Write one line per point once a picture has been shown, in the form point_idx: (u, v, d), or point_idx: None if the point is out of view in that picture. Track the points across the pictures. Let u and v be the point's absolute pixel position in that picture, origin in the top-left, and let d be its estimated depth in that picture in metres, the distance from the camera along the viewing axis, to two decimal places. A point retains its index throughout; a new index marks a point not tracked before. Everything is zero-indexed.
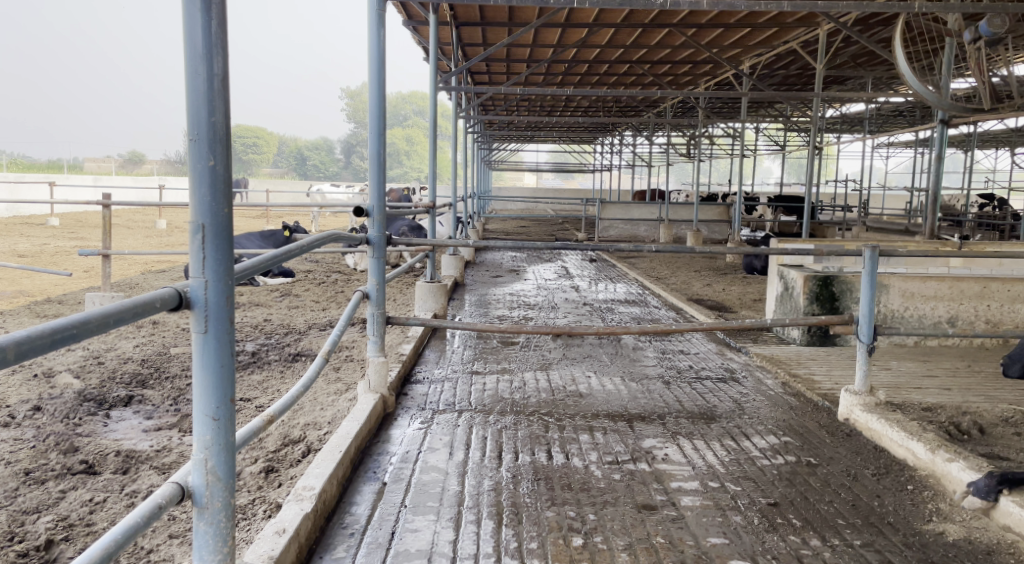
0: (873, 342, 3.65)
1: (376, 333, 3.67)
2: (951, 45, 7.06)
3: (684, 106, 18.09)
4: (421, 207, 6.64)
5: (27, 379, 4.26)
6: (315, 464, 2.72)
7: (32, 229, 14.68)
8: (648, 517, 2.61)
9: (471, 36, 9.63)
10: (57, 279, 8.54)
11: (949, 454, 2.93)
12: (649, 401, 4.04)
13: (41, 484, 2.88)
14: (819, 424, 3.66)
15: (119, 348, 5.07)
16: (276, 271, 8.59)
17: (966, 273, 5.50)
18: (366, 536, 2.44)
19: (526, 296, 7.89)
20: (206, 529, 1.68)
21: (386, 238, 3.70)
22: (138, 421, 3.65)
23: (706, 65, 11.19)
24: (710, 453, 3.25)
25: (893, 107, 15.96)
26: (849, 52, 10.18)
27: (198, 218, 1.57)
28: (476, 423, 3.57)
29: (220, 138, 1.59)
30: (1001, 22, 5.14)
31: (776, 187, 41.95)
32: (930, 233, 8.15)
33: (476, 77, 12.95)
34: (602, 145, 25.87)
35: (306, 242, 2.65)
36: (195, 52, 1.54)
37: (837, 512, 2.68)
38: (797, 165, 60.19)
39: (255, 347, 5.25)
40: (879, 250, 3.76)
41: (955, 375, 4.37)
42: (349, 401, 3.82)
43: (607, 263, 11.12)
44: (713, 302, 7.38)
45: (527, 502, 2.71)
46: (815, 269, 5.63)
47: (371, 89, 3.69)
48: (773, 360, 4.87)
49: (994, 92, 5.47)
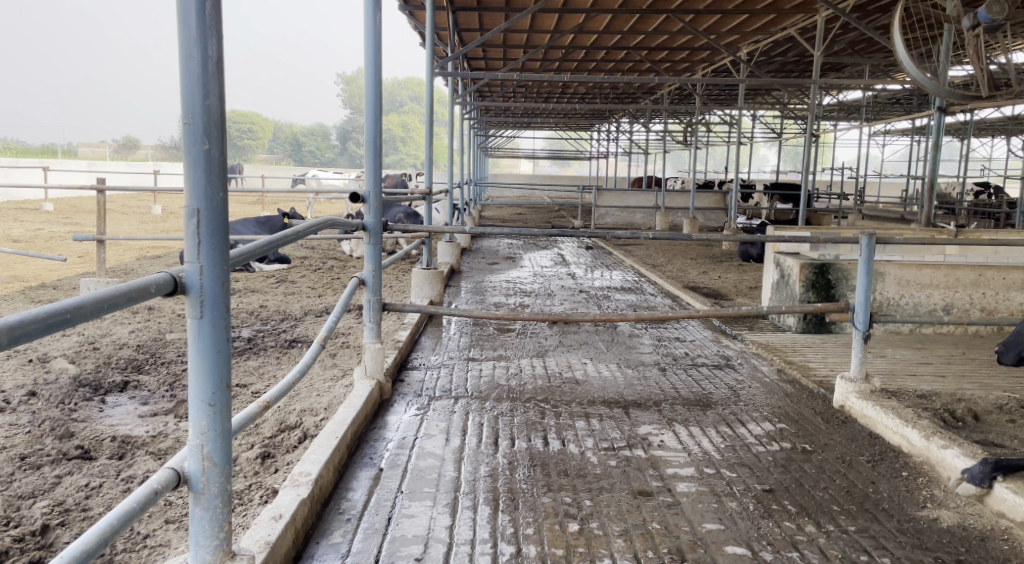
0: (868, 329, 3.65)
1: (373, 320, 3.67)
2: (949, 31, 7.04)
3: (681, 93, 18.04)
4: (417, 194, 6.61)
5: (22, 364, 4.25)
6: (311, 450, 2.71)
7: (27, 214, 14.60)
8: (644, 503, 2.62)
9: (468, 20, 9.57)
10: (52, 265, 8.51)
11: (943, 441, 2.94)
12: (645, 388, 4.04)
13: (36, 469, 2.87)
14: (814, 411, 3.67)
15: (115, 334, 5.05)
16: (272, 257, 8.56)
17: (962, 261, 5.51)
18: (363, 521, 2.44)
19: (523, 283, 7.89)
20: (202, 514, 1.68)
21: (382, 224, 3.68)
22: (134, 407, 3.64)
23: (704, 52, 11.14)
24: (705, 439, 3.26)
25: (891, 95, 15.93)
26: (848, 39, 10.15)
27: (193, 203, 1.56)
28: (472, 409, 3.58)
29: (215, 122, 1.57)
30: (1000, 9, 5.12)
31: (773, 175, 41.97)
32: (926, 221, 8.15)
33: (473, 63, 12.87)
34: (599, 133, 25.80)
35: (302, 229, 2.64)
36: (188, 33, 1.52)
37: (832, 499, 2.69)
38: (795, 153, 60.16)
39: (251, 333, 5.24)
40: (875, 237, 3.76)
41: (950, 362, 4.38)
42: (345, 387, 3.82)
43: (603, 250, 11.11)
44: (709, 290, 7.39)
45: (524, 488, 2.71)
46: (811, 256, 5.63)
47: (367, 74, 3.66)
48: (769, 347, 4.87)
49: (992, 80, 5.47)
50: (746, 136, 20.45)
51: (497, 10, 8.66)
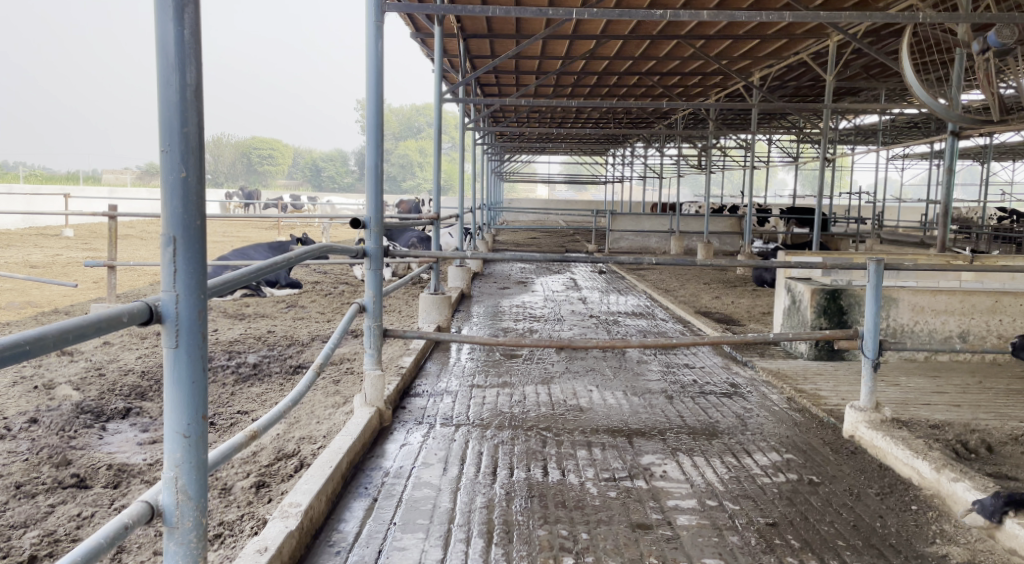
0: (879, 357, 3.57)
1: (373, 346, 3.62)
2: (961, 56, 6.95)
3: (695, 118, 18.07)
4: (427, 219, 6.60)
5: (27, 390, 4.26)
6: (304, 480, 2.67)
7: (48, 240, 14.76)
8: (643, 537, 2.55)
9: (479, 47, 9.63)
10: (66, 291, 8.58)
11: (954, 474, 2.85)
12: (650, 416, 3.97)
13: (31, 498, 2.86)
14: (823, 441, 3.58)
15: (122, 360, 5.06)
16: (284, 282, 8.59)
17: (977, 286, 5.41)
18: (352, 554, 2.39)
19: (533, 308, 7.85)
20: (176, 549, 1.61)
21: (383, 250, 3.64)
22: (134, 434, 3.63)
23: (716, 77, 11.13)
24: (710, 470, 3.18)
25: (908, 118, 15.82)
26: (861, 64, 10.07)
27: (169, 230, 1.53)
28: (473, 437, 3.53)
29: (193, 149, 1.55)
30: (1010, 33, 5.05)
31: (790, 199, 41.83)
32: (943, 245, 8.01)
33: (486, 89, 12.94)
34: (614, 158, 25.87)
35: (295, 255, 2.62)
36: (167, 62, 1.51)
37: (837, 533, 2.61)
38: (813, 178, 60.04)
39: (257, 359, 5.23)
40: (883, 262, 3.67)
41: (965, 391, 4.27)
42: (346, 414, 3.78)
43: (616, 275, 11.05)
44: (721, 315, 7.32)
45: (519, 520, 2.65)
46: (823, 281, 5.55)
47: (369, 101, 3.66)
48: (779, 375, 4.78)
49: (1003, 104, 5.37)
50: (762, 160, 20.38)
51: (509, 36, 8.69)
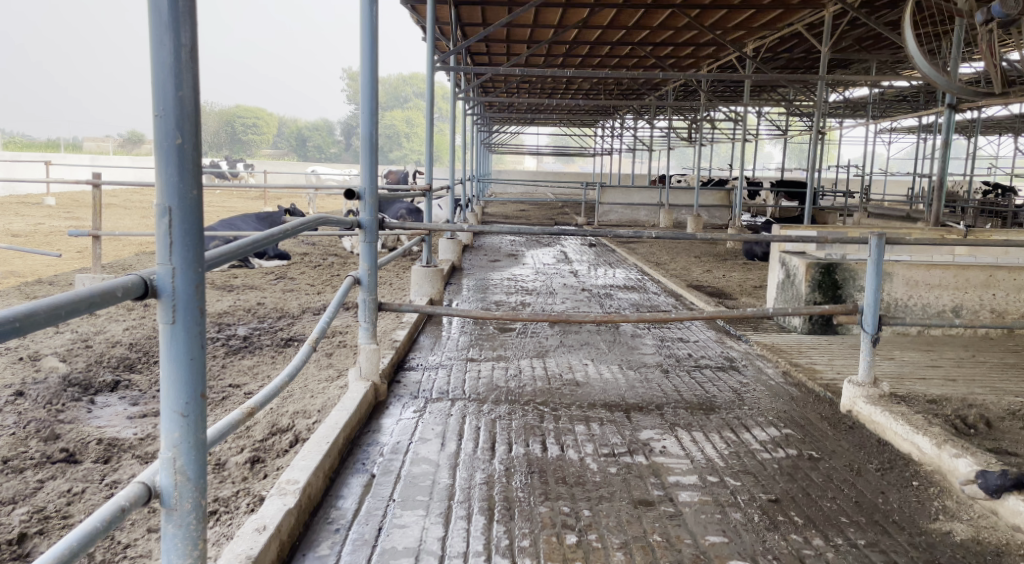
0: (878, 332, 3.53)
1: (367, 320, 3.55)
2: (961, 25, 6.81)
3: (685, 89, 17.93)
4: (418, 190, 6.48)
5: (11, 362, 4.18)
6: (301, 456, 2.63)
7: (29, 209, 14.48)
8: (645, 513, 2.52)
9: (470, 14, 9.46)
10: (49, 260, 8.41)
11: (956, 450, 2.83)
12: (647, 391, 3.94)
13: (19, 473, 2.79)
14: (821, 416, 3.57)
15: (108, 331, 4.97)
16: (272, 253, 8.47)
17: (971, 261, 5.41)
18: (351, 532, 2.35)
19: (525, 281, 7.80)
20: (175, 531, 1.56)
21: (378, 221, 3.55)
22: (124, 407, 3.56)
23: (709, 47, 11.03)
24: (709, 445, 3.16)
25: (899, 91, 15.76)
26: (856, 35, 9.96)
27: (164, 201, 1.46)
28: (469, 412, 3.48)
29: (189, 114, 1.46)
30: (1015, 3, 4.94)
31: (777, 172, 41.83)
32: (936, 220, 7.98)
33: (476, 57, 12.75)
34: (603, 130, 25.69)
35: (290, 226, 2.54)
36: (160, 21, 1.42)
37: (840, 510, 2.59)
38: (800, 151, 60.33)
39: (247, 332, 5.15)
40: (884, 236, 3.63)
41: (960, 365, 4.29)
42: (340, 388, 3.72)
43: (607, 248, 11.01)
44: (713, 288, 7.30)
45: (520, 497, 2.62)
46: (818, 256, 5.52)
47: (363, 69, 3.55)
48: (774, 349, 4.77)
49: (1004, 76, 5.31)
50: (752, 131, 20.28)
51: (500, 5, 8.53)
